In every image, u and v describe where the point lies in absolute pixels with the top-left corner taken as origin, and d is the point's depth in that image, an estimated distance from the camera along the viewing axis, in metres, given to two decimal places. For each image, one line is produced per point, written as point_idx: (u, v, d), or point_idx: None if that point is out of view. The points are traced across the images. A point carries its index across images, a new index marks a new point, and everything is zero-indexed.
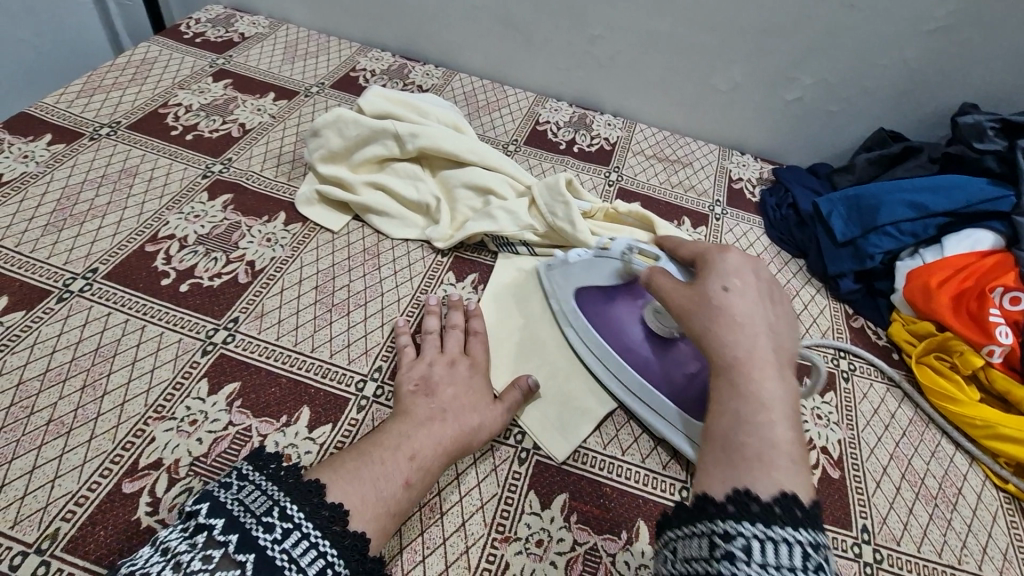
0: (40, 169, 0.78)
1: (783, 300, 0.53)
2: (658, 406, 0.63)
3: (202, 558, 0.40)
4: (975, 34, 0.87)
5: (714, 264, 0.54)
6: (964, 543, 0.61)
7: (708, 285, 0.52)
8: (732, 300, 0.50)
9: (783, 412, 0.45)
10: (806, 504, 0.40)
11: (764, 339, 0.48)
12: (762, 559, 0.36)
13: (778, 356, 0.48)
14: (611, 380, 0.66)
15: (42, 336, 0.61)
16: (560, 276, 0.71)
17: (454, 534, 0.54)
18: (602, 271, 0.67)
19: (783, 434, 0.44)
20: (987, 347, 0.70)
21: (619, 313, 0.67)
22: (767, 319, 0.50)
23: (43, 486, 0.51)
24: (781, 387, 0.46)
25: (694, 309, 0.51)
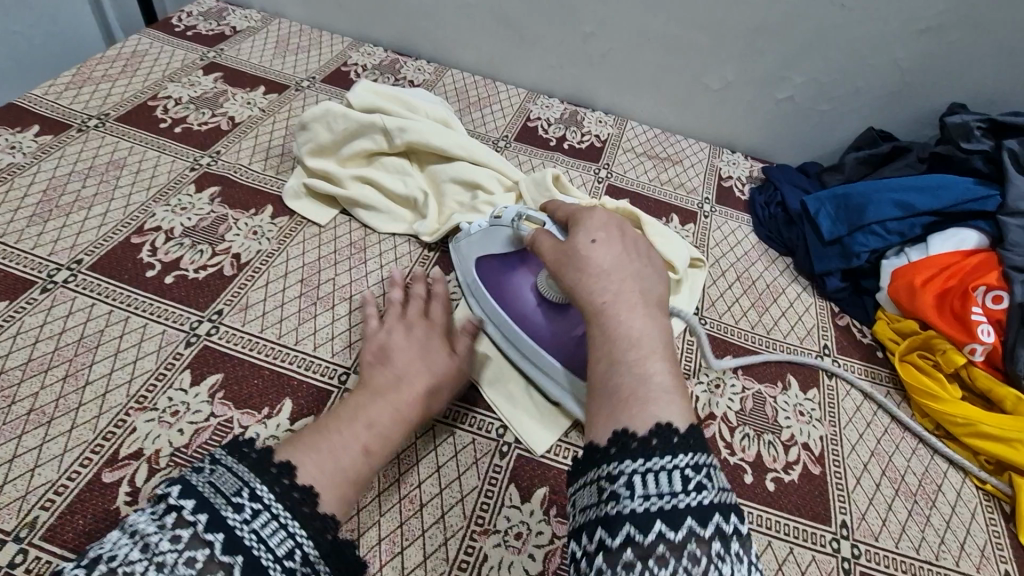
0: (27, 160, 0.78)
1: (649, 249, 0.59)
2: (551, 369, 0.64)
3: (171, 539, 0.39)
4: (964, 35, 0.87)
5: (581, 222, 0.59)
6: (942, 540, 0.62)
7: (576, 241, 0.57)
8: (596, 253, 0.55)
9: (651, 347, 0.49)
10: (682, 429, 0.42)
11: (627, 284, 0.53)
12: (644, 491, 0.39)
13: (643, 297, 0.53)
14: (511, 348, 0.67)
15: (25, 326, 0.61)
16: (464, 247, 0.72)
17: (433, 527, 0.54)
18: (496, 238, 0.68)
19: (655, 366, 0.47)
20: (969, 346, 0.71)
21: (515, 280, 0.67)
22: (630, 266, 0.55)
23: (23, 475, 0.51)
24: (646, 323, 0.50)
25: (567, 263, 0.56)
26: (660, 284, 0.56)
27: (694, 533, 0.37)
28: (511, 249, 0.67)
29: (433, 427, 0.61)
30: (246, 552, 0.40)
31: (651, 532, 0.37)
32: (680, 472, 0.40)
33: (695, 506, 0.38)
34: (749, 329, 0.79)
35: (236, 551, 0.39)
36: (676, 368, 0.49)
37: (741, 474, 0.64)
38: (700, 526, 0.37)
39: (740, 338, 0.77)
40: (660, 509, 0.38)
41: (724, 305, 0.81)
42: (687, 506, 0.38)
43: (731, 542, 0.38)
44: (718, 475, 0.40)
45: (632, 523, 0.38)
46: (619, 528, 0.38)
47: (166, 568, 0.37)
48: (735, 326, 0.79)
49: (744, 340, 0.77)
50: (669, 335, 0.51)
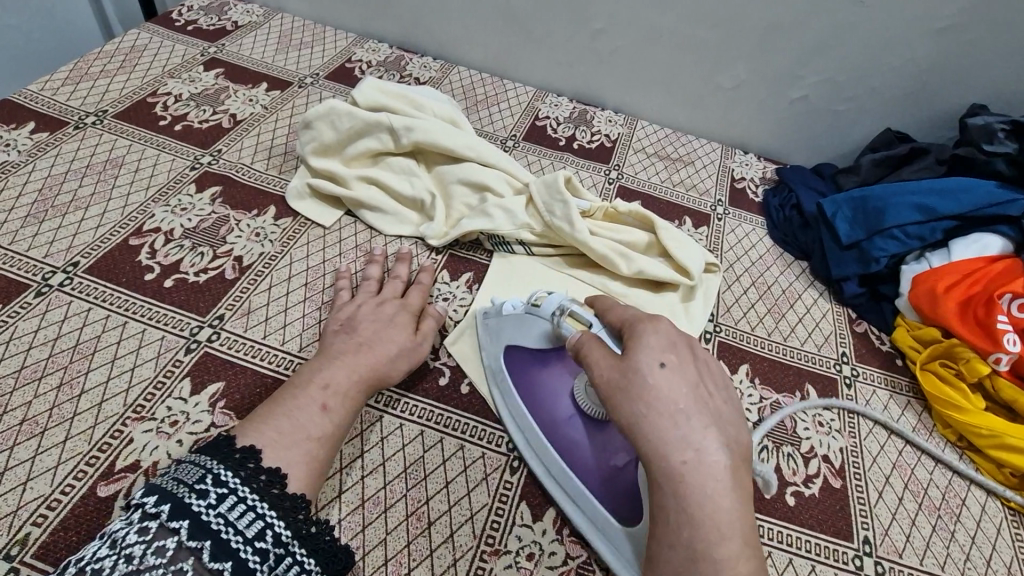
0: (22, 158, 0.75)
1: (719, 374, 0.51)
2: (579, 496, 0.54)
3: (138, 531, 0.40)
4: (986, 33, 0.84)
5: (644, 339, 0.50)
6: (968, 557, 0.60)
7: (643, 367, 0.47)
8: (668, 388, 0.46)
9: (733, 521, 0.43)
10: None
11: (705, 432, 0.45)
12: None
13: (723, 448, 0.45)
14: (534, 459, 0.58)
15: (18, 332, 0.59)
16: (494, 328, 0.64)
17: (442, 546, 0.52)
18: (532, 330, 0.60)
19: (738, 551, 0.42)
20: (994, 355, 0.68)
21: (549, 380, 0.60)
22: (704, 405, 0.47)
23: (15, 489, 0.49)
24: (728, 491, 0.44)
25: (628, 393, 0.47)
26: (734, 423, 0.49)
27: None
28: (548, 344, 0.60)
29: (442, 439, 0.59)
30: (214, 536, 0.41)
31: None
32: None
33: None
34: (765, 336, 0.77)
35: (204, 536, 0.41)
36: (755, 543, 0.44)
37: (760, 488, 0.62)
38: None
39: (756, 345, 0.75)
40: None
41: (739, 311, 0.79)
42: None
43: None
44: None
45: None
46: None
47: (136, 560, 0.39)
48: (750, 333, 0.77)
49: (761, 347, 0.75)
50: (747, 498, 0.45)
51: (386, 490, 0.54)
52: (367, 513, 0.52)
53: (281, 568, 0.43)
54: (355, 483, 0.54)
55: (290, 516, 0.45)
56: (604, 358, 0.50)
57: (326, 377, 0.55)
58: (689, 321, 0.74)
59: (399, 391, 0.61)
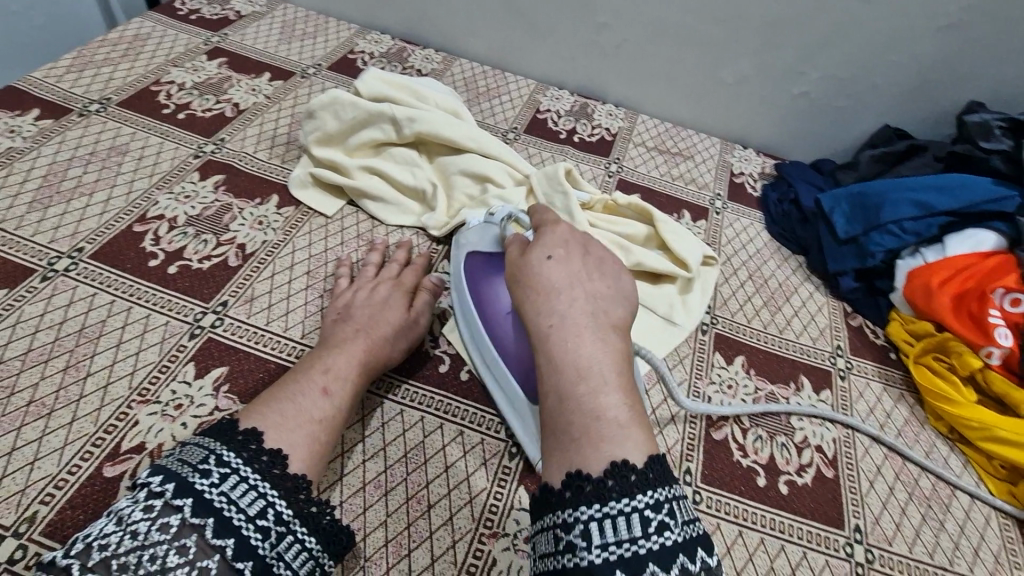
0: (27, 144, 0.76)
1: (613, 268, 0.57)
2: (502, 380, 0.60)
3: (144, 508, 0.41)
4: (987, 32, 0.85)
5: (541, 236, 0.58)
6: (956, 545, 0.61)
7: (532, 256, 0.56)
8: (550, 270, 0.54)
9: (602, 375, 0.48)
10: (641, 466, 0.43)
11: (580, 305, 0.52)
12: (603, 538, 0.41)
13: (595, 320, 0.52)
14: (472, 347, 0.64)
15: (25, 315, 0.60)
16: (457, 238, 0.72)
17: (441, 528, 0.53)
18: (484, 235, 0.68)
19: (609, 402, 0.47)
20: (986, 349, 0.69)
21: (492, 280, 0.65)
22: (584, 286, 0.54)
23: (22, 469, 0.50)
24: (597, 352, 0.49)
25: (520, 279, 0.56)
26: (618, 308, 0.54)
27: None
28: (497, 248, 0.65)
29: (442, 425, 0.60)
30: (216, 514, 0.42)
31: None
32: (638, 513, 0.41)
33: (656, 548, 0.40)
34: (762, 329, 0.78)
35: (206, 514, 0.42)
36: (631, 397, 0.48)
37: (753, 477, 0.63)
38: (661, 568, 0.40)
39: (752, 338, 0.76)
40: (619, 557, 0.40)
41: (736, 304, 0.80)
42: (649, 550, 0.40)
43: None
44: (675, 501, 0.43)
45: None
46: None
47: (141, 536, 0.40)
48: (747, 326, 0.78)
49: (757, 339, 0.76)
50: (622, 361, 0.51)
51: (387, 474, 0.55)
52: (368, 496, 0.53)
53: (282, 546, 0.44)
54: (356, 467, 0.55)
55: (292, 496, 0.46)
56: (513, 253, 0.59)
57: (329, 362, 0.56)
58: (686, 313, 0.75)
59: (400, 378, 0.63)
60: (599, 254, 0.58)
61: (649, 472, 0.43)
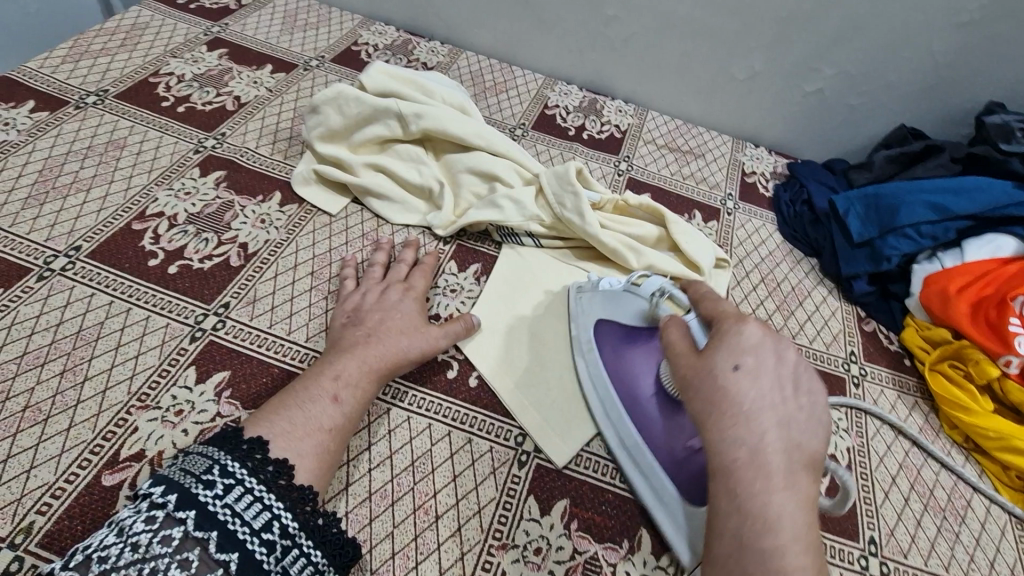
0: (22, 138, 0.74)
1: (813, 382, 0.45)
2: (648, 473, 0.55)
3: (145, 519, 0.40)
4: (1009, 29, 0.83)
5: (723, 335, 0.47)
6: (972, 558, 0.60)
7: (715, 364, 0.46)
8: (741, 391, 0.44)
9: (790, 528, 0.39)
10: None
11: (774, 436, 0.42)
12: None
13: (789, 457, 0.42)
14: (609, 429, 0.59)
15: (20, 317, 0.58)
16: (586, 304, 0.66)
17: (450, 539, 0.51)
18: (627, 307, 0.60)
19: (799, 559, 0.38)
20: (1004, 357, 0.67)
21: (634, 357, 0.60)
22: (781, 414, 0.43)
23: (18, 476, 0.48)
24: (787, 499, 0.40)
25: (698, 388, 0.46)
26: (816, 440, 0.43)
27: None
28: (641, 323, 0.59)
29: (450, 432, 0.58)
30: (221, 526, 0.40)
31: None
32: None
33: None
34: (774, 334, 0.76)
35: (210, 526, 0.40)
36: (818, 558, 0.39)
37: None
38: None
39: None
40: None
41: (748, 308, 0.78)
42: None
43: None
44: None
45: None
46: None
47: (142, 548, 0.39)
48: None
49: None
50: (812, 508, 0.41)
51: (394, 483, 0.54)
52: (373, 506, 0.52)
53: (288, 560, 0.42)
54: (363, 476, 0.54)
55: (298, 508, 0.44)
56: (676, 344, 0.50)
57: (336, 368, 0.54)
58: None
59: (406, 383, 0.61)
60: (797, 369, 0.45)
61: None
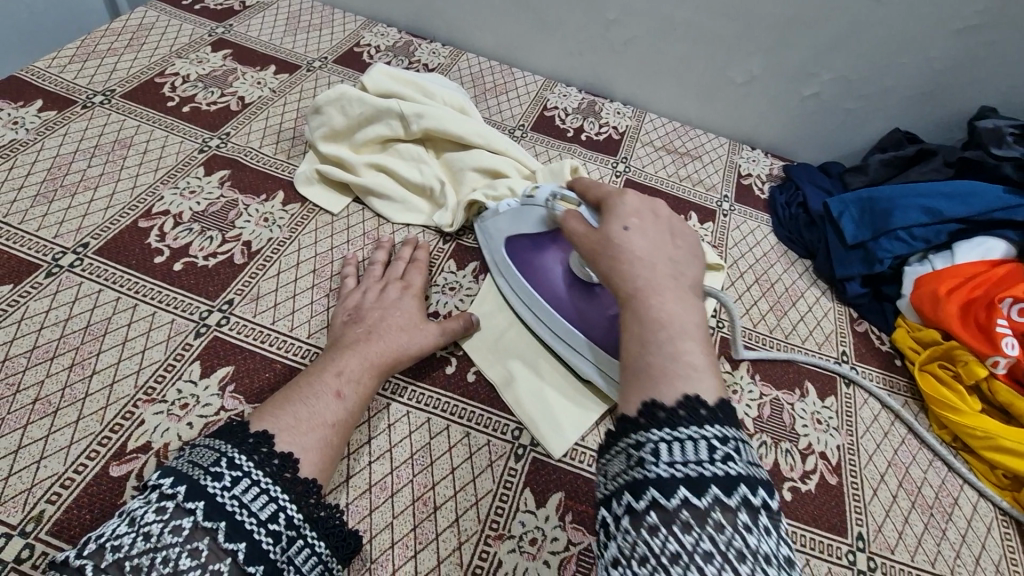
0: (31, 137, 0.75)
1: (682, 228, 0.58)
2: (577, 346, 0.65)
3: (156, 510, 0.41)
4: (1004, 36, 0.84)
5: (613, 207, 0.58)
6: (958, 554, 0.61)
7: (610, 229, 0.56)
8: (631, 242, 0.54)
9: (681, 328, 0.49)
10: (711, 403, 0.44)
11: (662, 268, 0.53)
12: (670, 457, 0.40)
13: (675, 280, 0.53)
14: (538, 325, 0.68)
15: (30, 312, 0.59)
16: (493, 226, 0.73)
17: (447, 530, 0.53)
18: (530, 216, 0.68)
19: (688, 348, 0.48)
20: (992, 358, 0.69)
21: (545, 259, 0.69)
22: (666, 254, 0.54)
23: (29, 467, 0.50)
24: (676, 307, 0.50)
25: (601, 252, 0.55)
26: (693, 269, 0.55)
27: (719, 500, 0.38)
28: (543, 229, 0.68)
29: (449, 426, 0.60)
30: (228, 517, 0.42)
31: (676, 496, 0.38)
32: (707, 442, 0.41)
33: (720, 474, 0.39)
34: (767, 333, 0.78)
35: (219, 517, 0.42)
36: (709, 350, 0.49)
37: None
38: (725, 494, 0.38)
39: (759, 343, 0.76)
40: (685, 475, 0.39)
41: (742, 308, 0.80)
42: (713, 475, 0.39)
43: (758, 512, 0.38)
44: (745, 446, 0.41)
45: (658, 487, 0.39)
46: (646, 491, 0.39)
47: (153, 538, 0.40)
48: (753, 331, 0.77)
49: (762, 345, 0.76)
50: (701, 317, 0.51)
51: (393, 476, 0.55)
52: (374, 497, 0.54)
53: (293, 550, 0.44)
54: (363, 469, 0.55)
55: (303, 500, 0.46)
56: (577, 227, 0.59)
57: (339, 364, 0.56)
58: None
59: (405, 379, 0.62)
60: (670, 223, 0.58)
61: (718, 411, 0.44)
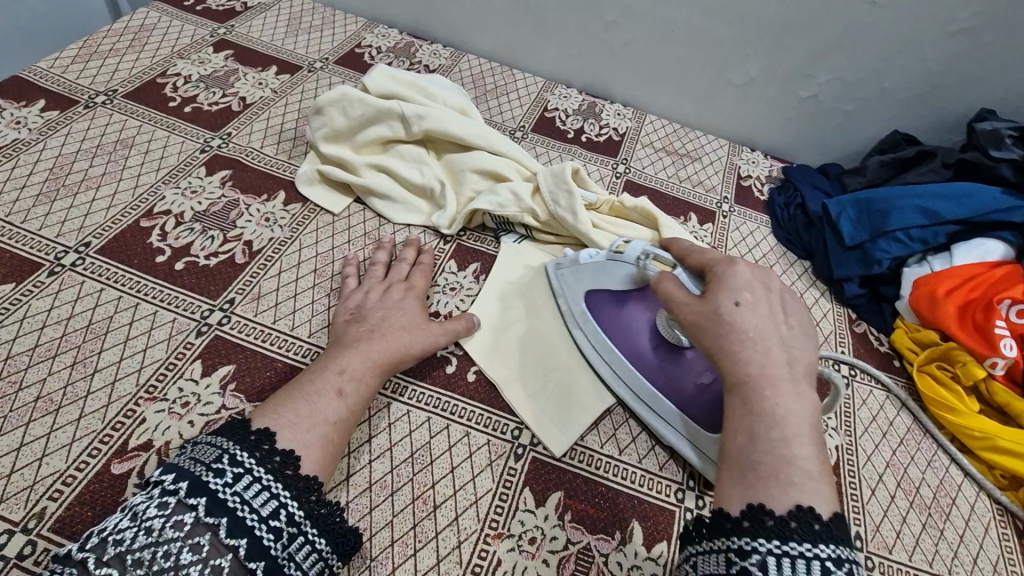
0: (33, 136, 0.75)
1: (796, 306, 0.53)
2: (665, 412, 0.62)
3: (159, 505, 0.41)
4: (1000, 38, 0.84)
5: (721, 277, 0.53)
6: (955, 554, 0.61)
7: (719, 302, 0.51)
8: (744, 320, 0.50)
9: (798, 426, 0.46)
10: (826, 518, 0.42)
11: (777, 355, 0.49)
12: (778, 574, 0.40)
13: (791, 369, 0.49)
14: (619, 385, 0.65)
15: (32, 310, 0.60)
16: (570, 277, 0.69)
17: (447, 528, 0.53)
18: (616, 274, 0.64)
19: (802, 449, 0.45)
20: (990, 359, 0.69)
21: (629, 316, 0.65)
22: (779, 336, 0.50)
23: (31, 464, 0.50)
24: (792, 400, 0.47)
25: (705, 327, 0.51)
26: (807, 352, 0.51)
27: None
28: (629, 286, 0.64)
29: (448, 426, 0.60)
30: (230, 513, 0.42)
31: None
32: (818, 562, 0.40)
33: None
34: None
35: (221, 513, 0.42)
36: (820, 447, 0.47)
37: None
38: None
39: None
40: None
41: None
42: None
43: None
44: (857, 569, 0.41)
45: None
46: None
47: (156, 532, 0.40)
48: None
49: None
50: (815, 411, 0.48)
51: (393, 474, 0.56)
52: (374, 496, 0.54)
53: (294, 546, 0.44)
54: (363, 467, 0.55)
55: (304, 497, 0.46)
56: (675, 294, 0.54)
57: (340, 362, 0.56)
58: None
59: (406, 378, 0.62)
60: (783, 297, 0.53)
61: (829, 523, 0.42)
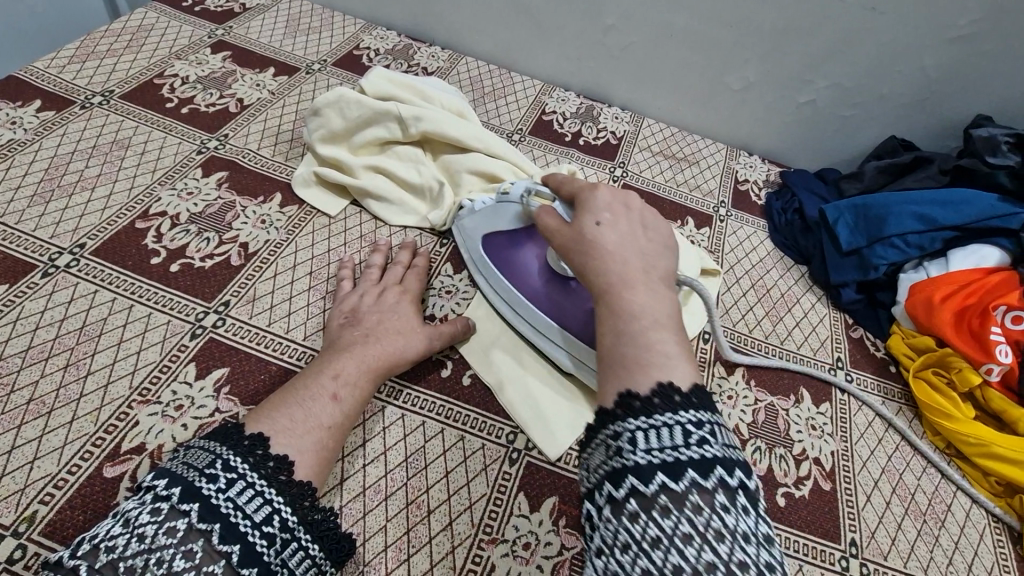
0: (29, 137, 0.75)
1: (654, 220, 0.58)
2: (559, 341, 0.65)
3: (151, 511, 0.41)
4: (999, 45, 0.84)
5: (585, 202, 0.58)
6: (951, 560, 0.61)
7: (583, 224, 0.56)
8: (603, 235, 0.54)
9: (654, 318, 0.49)
10: (685, 390, 0.43)
11: (634, 262, 0.53)
12: (647, 445, 0.40)
13: (648, 272, 0.52)
14: (519, 323, 0.68)
15: (25, 312, 0.59)
16: (467, 223, 0.72)
17: (441, 533, 0.53)
18: (504, 215, 0.68)
19: (662, 337, 0.48)
20: (986, 365, 0.69)
21: (522, 255, 0.69)
22: (637, 246, 0.54)
23: (22, 467, 0.50)
24: (647, 297, 0.50)
25: (574, 248, 0.56)
26: (666, 259, 0.55)
27: (696, 483, 0.38)
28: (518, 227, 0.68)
29: (443, 430, 0.60)
30: (223, 519, 0.42)
31: (653, 482, 0.38)
32: (682, 426, 0.41)
33: (696, 458, 0.39)
34: (763, 338, 0.78)
35: (213, 519, 0.42)
36: (684, 336, 0.49)
37: None
38: (702, 476, 0.38)
39: (753, 348, 0.76)
40: (662, 461, 0.39)
41: (737, 314, 0.80)
42: (689, 458, 0.39)
43: (735, 493, 0.38)
44: (724, 430, 0.41)
45: (635, 474, 0.39)
46: (625, 480, 0.39)
47: (148, 539, 0.40)
48: (749, 336, 0.78)
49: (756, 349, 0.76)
50: (672, 305, 0.51)
51: (387, 479, 0.55)
52: (368, 500, 0.54)
53: (287, 552, 0.44)
54: (357, 471, 0.55)
55: (298, 502, 0.46)
56: (552, 223, 0.58)
57: (335, 366, 0.56)
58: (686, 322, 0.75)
59: (401, 382, 0.62)
60: (643, 215, 0.58)
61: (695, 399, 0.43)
